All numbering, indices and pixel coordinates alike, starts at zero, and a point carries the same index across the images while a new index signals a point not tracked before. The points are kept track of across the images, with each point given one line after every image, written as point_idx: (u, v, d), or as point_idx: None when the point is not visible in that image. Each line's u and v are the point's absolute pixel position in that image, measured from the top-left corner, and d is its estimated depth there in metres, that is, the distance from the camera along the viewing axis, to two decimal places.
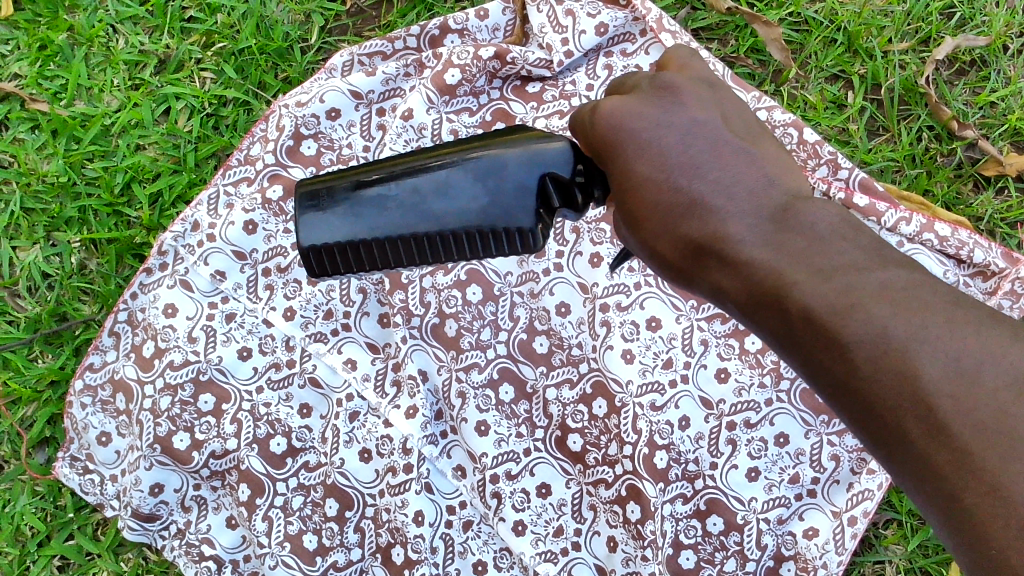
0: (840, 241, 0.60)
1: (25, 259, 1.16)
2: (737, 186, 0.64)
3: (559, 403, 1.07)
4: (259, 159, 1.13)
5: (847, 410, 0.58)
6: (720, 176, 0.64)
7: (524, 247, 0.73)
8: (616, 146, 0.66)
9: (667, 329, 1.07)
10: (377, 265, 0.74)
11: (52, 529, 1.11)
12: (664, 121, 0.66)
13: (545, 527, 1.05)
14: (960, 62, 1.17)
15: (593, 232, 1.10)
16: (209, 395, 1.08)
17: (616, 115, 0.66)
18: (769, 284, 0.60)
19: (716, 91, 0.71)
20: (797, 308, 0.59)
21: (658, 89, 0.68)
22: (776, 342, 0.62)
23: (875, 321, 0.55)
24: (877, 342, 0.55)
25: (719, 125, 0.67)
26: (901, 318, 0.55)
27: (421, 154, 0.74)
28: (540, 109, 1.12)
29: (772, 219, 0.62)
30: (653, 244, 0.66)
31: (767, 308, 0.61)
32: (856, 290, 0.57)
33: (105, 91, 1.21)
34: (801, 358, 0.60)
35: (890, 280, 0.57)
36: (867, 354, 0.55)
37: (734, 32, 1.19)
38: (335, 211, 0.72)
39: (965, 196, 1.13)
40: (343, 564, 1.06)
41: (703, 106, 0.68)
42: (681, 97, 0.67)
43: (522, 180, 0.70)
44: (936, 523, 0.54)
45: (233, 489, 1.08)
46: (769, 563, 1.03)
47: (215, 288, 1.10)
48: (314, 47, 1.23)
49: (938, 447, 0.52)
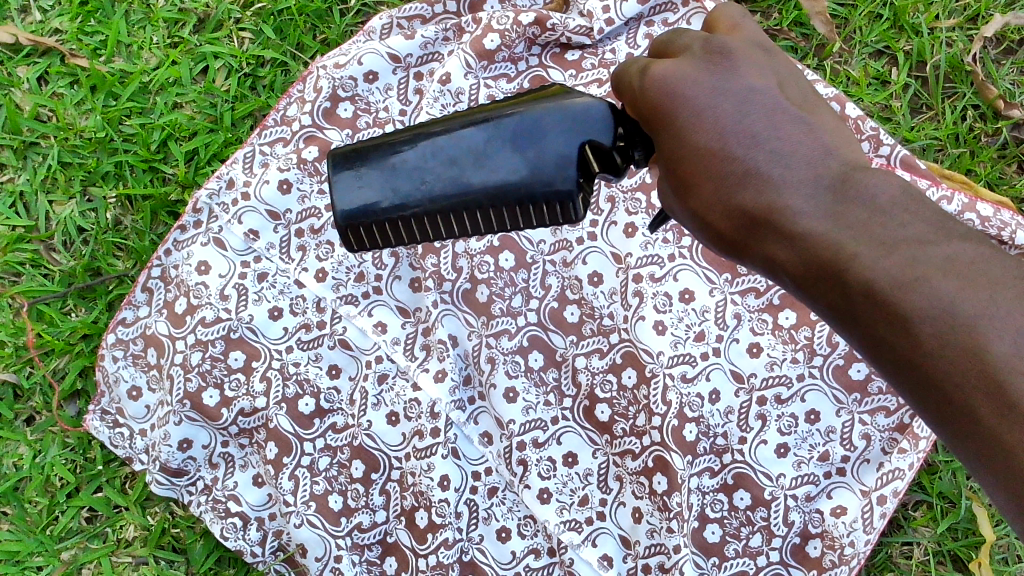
0: (904, 212, 0.59)
1: (62, 214, 1.17)
2: (796, 155, 0.63)
3: (588, 372, 1.07)
4: (295, 121, 1.13)
5: (909, 387, 0.57)
6: (778, 146, 0.63)
7: (564, 217, 0.72)
8: (669, 112, 0.65)
9: (700, 302, 1.06)
10: (417, 237, 0.74)
11: (81, 481, 1.12)
12: (720, 88, 0.65)
13: (570, 496, 1.05)
14: (1010, 41, 1.15)
15: (628, 202, 1.09)
16: (239, 352, 1.08)
17: (667, 81, 0.66)
18: (828, 257, 0.59)
19: (772, 56, 0.69)
20: (858, 282, 0.58)
21: (711, 52, 0.67)
22: (836, 318, 0.61)
23: (939, 295, 0.54)
24: (942, 317, 0.54)
25: (776, 92, 0.66)
26: (968, 292, 0.54)
27: (455, 117, 0.73)
28: (579, 77, 1.11)
29: (832, 190, 0.61)
30: (705, 214, 0.66)
31: (826, 283, 0.60)
32: (920, 264, 0.56)
33: (144, 48, 1.22)
34: (862, 333, 0.59)
35: (956, 253, 0.56)
36: (931, 330, 0.54)
37: (777, 5, 1.17)
38: (372, 183, 0.72)
39: (1009, 177, 1.12)
40: (367, 526, 1.06)
41: (759, 72, 0.67)
42: (736, 61, 0.66)
43: (563, 150, 0.69)
44: (1005, 505, 0.53)
45: (261, 448, 1.08)
46: (796, 540, 1.02)
47: (248, 247, 1.10)
48: (353, 9, 1.22)
49: (1008, 426, 0.51)
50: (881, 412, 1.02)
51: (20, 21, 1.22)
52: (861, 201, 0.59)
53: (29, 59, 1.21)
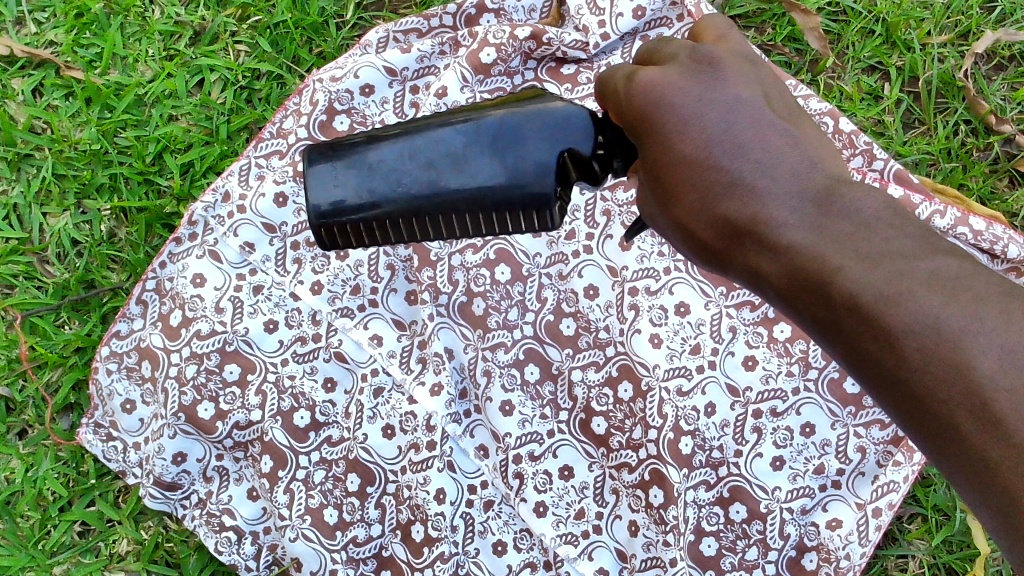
0: (888, 225, 0.59)
1: (55, 226, 1.17)
2: (780, 167, 0.63)
3: (584, 385, 1.07)
4: (292, 133, 1.13)
5: (893, 401, 0.57)
6: (764, 158, 0.63)
7: (540, 224, 0.74)
8: (655, 122, 0.65)
9: (695, 315, 1.06)
10: (391, 237, 0.75)
11: (74, 495, 1.11)
12: (705, 98, 0.65)
13: (566, 510, 1.05)
14: (999, 57, 1.17)
15: (625, 215, 1.09)
16: (234, 365, 1.08)
17: (653, 89, 0.66)
18: (813, 269, 0.59)
19: (756, 67, 0.69)
20: (842, 295, 0.58)
21: (698, 63, 0.67)
22: (819, 330, 0.62)
23: (923, 309, 0.55)
24: (927, 331, 0.54)
25: (762, 104, 0.66)
26: (952, 307, 0.54)
27: (433, 115, 0.74)
28: (574, 92, 1.12)
29: (816, 203, 0.61)
30: (688, 224, 0.66)
31: (810, 295, 0.60)
32: (903, 277, 0.56)
33: (140, 61, 1.22)
34: (844, 346, 0.60)
35: (939, 267, 0.56)
36: (915, 345, 0.55)
37: (771, 21, 1.18)
38: (349, 181, 0.72)
39: (1000, 192, 1.13)
40: (362, 540, 1.06)
41: (745, 84, 0.67)
42: (722, 71, 0.67)
43: (541, 156, 0.69)
44: (991, 523, 0.53)
45: (256, 461, 1.08)
46: (792, 553, 1.02)
47: (243, 260, 1.10)
48: (350, 22, 1.23)
49: (994, 443, 0.51)
50: (876, 425, 1.03)
51: (15, 33, 1.22)
52: (846, 216, 0.60)
53: (24, 71, 1.21)
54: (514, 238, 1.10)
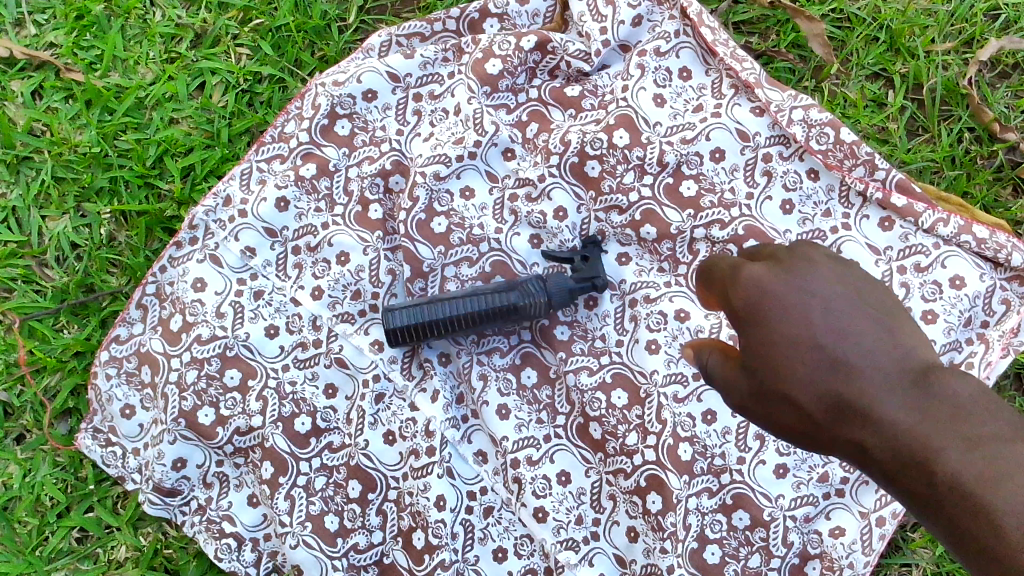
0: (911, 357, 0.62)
1: (55, 229, 1.16)
2: (835, 306, 0.65)
3: (579, 390, 1.05)
4: (293, 137, 1.12)
5: (932, 530, 0.59)
6: (816, 295, 0.65)
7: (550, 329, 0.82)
8: (740, 282, 0.68)
9: (694, 322, 1.04)
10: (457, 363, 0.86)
11: (72, 500, 1.10)
12: (795, 287, 0.66)
13: (566, 516, 1.04)
14: (1003, 65, 1.17)
15: (619, 236, 1.08)
16: (235, 370, 1.07)
17: (757, 287, 0.67)
18: (851, 403, 0.62)
19: (835, 256, 0.70)
20: (878, 425, 0.61)
21: (783, 264, 0.68)
22: (863, 470, 0.64)
23: (953, 461, 0.56)
24: (955, 483, 0.56)
25: (834, 267, 0.68)
26: (975, 452, 0.56)
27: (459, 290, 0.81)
28: (578, 118, 1.10)
29: (864, 342, 0.63)
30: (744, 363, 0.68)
31: (847, 428, 0.63)
32: (931, 422, 0.58)
33: (140, 63, 1.21)
34: (883, 470, 0.62)
35: (963, 402, 0.58)
36: (947, 488, 0.56)
37: (775, 27, 1.19)
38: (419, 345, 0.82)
39: (1004, 200, 1.13)
40: (364, 546, 1.06)
41: (825, 265, 0.68)
42: (808, 265, 0.67)
43: None
44: None
45: (256, 467, 1.07)
46: (795, 560, 1.01)
47: (244, 264, 1.09)
48: (352, 27, 1.22)
49: None
50: None
51: (15, 35, 1.21)
52: (899, 362, 0.62)
53: (23, 73, 1.20)
54: (512, 247, 1.09)
